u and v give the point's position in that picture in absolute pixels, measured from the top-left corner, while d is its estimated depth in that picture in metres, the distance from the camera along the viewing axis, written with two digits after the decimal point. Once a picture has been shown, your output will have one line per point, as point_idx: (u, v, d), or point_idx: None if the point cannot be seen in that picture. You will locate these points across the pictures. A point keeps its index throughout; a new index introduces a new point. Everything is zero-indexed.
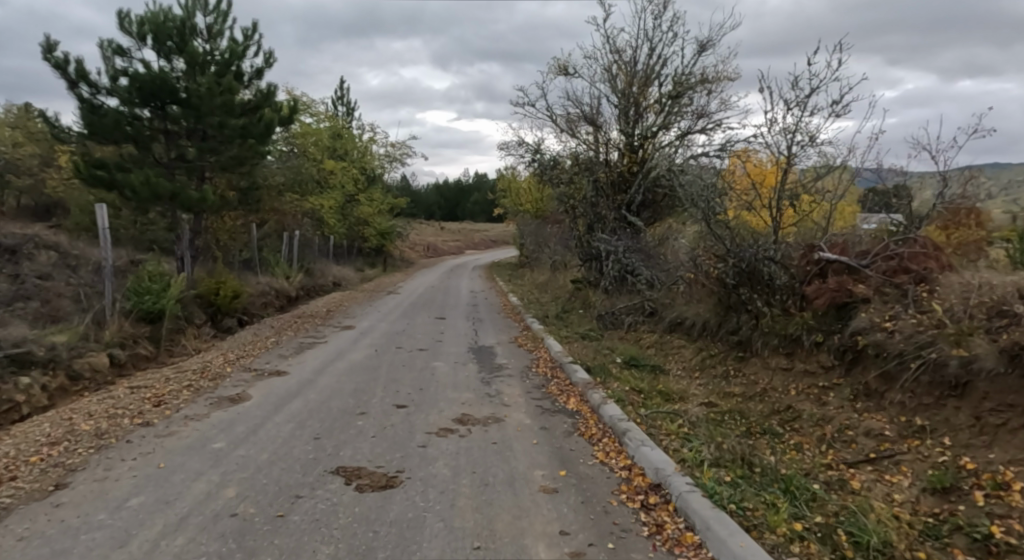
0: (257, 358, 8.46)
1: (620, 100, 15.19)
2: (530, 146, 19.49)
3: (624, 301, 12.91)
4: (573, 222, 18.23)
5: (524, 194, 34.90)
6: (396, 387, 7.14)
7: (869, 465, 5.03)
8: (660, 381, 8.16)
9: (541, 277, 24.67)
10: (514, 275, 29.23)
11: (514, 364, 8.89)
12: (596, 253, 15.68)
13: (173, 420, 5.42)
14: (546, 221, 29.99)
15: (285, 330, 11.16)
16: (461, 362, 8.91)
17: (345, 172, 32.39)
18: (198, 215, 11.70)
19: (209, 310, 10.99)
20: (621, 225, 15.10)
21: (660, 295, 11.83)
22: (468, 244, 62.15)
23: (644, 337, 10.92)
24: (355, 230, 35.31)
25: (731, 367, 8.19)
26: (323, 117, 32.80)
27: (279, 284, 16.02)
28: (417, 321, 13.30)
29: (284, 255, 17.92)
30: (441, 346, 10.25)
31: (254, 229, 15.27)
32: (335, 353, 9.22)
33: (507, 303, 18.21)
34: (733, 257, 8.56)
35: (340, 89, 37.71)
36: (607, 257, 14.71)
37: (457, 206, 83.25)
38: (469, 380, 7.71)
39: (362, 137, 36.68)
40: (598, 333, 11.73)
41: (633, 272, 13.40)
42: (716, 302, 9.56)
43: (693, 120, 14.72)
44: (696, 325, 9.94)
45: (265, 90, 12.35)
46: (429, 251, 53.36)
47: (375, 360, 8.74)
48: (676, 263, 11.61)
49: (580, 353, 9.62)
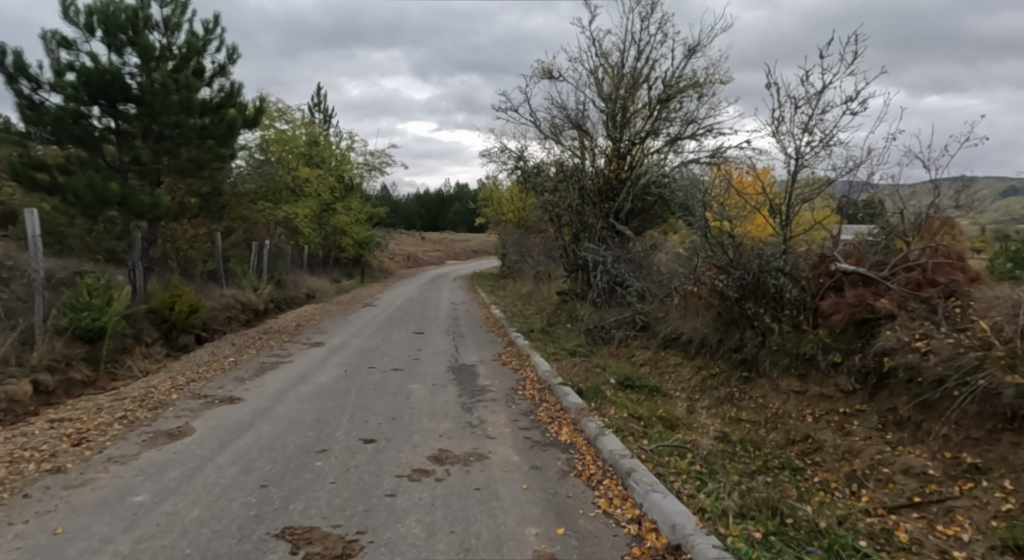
0: (210, 382, 7.55)
1: (606, 104, 14.53)
2: (513, 152, 18.79)
3: (613, 314, 12.21)
4: (558, 232, 17.53)
5: (506, 203, 34.38)
6: (364, 416, 6.31)
7: (914, 511, 4.32)
8: (659, 405, 7.43)
9: (524, 288, 23.97)
10: (497, 286, 28.52)
11: (498, 386, 8.09)
12: (583, 264, 14.98)
13: (90, 464, 4.54)
14: (528, 230, 29.39)
15: (247, 348, 10.24)
16: (440, 383, 8.11)
17: (321, 180, 31.48)
18: (153, 223, 10.77)
19: (163, 327, 10.05)
20: (608, 234, 14.44)
21: (652, 308, 11.14)
22: (449, 254, 61.36)
23: (637, 354, 10.20)
24: (333, 239, 34.36)
25: (736, 389, 7.47)
26: (299, 124, 31.89)
27: (246, 296, 15.08)
28: (394, 336, 12.47)
29: (253, 266, 16.98)
30: (419, 364, 9.44)
31: (220, 238, 14.33)
32: (300, 375, 8.34)
33: (490, 316, 17.42)
34: (737, 268, 7.76)
35: (317, 95, 36.90)
36: (594, 268, 14.01)
37: (438, 216, 82.44)
38: (448, 405, 6.90)
39: (340, 145, 35.84)
40: (587, 349, 10.98)
41: (622, 284, 12.71)
42: (715, 317, 8.86)
43: (683, 126, 14.08)
44: (693, 341, 9.25)
45: (228, 88, 11.48)
46: (410, 262, 52.45)
47: (344, 383, 7.88)
48: (669, 274, 10.93)
49: (570, 371, 8.88)
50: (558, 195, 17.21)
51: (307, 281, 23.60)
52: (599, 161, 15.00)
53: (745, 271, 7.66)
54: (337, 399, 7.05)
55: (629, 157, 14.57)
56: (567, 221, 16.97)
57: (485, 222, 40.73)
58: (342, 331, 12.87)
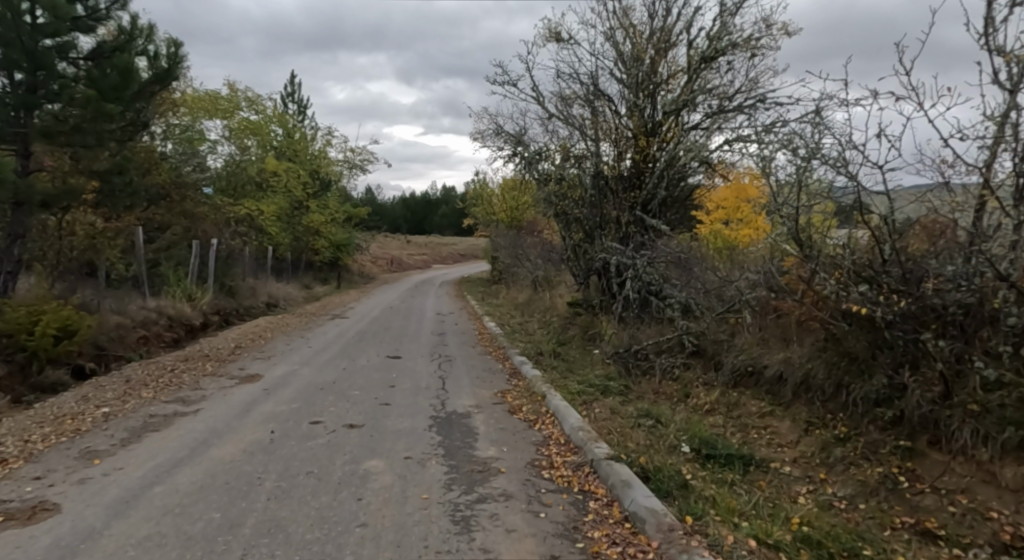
0: (27, 466, 4.52)
1: (628, 69, 11.64)
2: (511, 136, 15.88)
3: (648, 333, 9.37)
4: (565, 230, 14.63)
5: (497, 202, 31.95)
6: (268, 554, 3.34)
7: None
8: (776, 500, 4.54)
9: (520, 296, 21.08)
10: (489, 293, 25.81)
11: (509, 459, 5.15)
12: (601, 269, 12.09)
13: None
14: (523, 231, 26.89)
15: (142, 388, 7.16)
16: (419, 455, 5.16)
17: (292, 175, 28.44)
18: (22, 200, 7.85)
19: (18, 358, 7.01)
20: (633, 231, 11.59)
21: (707, 329, 8.27)
22: (436, 259, 58.41)
23: (696, 394, 7.31)
24: (306, 241, 31.26)
25: (902, 474, 4.58)
26: (268, 115, 28.89)
27: (178, 308, 12.05)
28: (364, 362, 9.54)
29: (193, 270, 13.95)
30: (391, 415, 6.48)
31: (142, 235, 11.34)
32: (199, 440, 5.34)
33: (484, 331, 14.46)
34: (900, 283, 4.80)
35: (290, 84, 33.98)
36: (617, 274, 11.14)
37: (424, 219, 79.42)
38: (428, 514, 3.96)
39: (314, 138, 32.84)
40: (621, 384, 8.07)
41: (658, 294, 9.89)
42: (828, 349, 5.97)
43: (729, 95, 11.14)
44: (788, 382, 6.37)
45: (129, 24, 8.47)
46: (394, 266, 49.46)
47: (260, 461, 4.88)
48: (732, 283, 8.06)
49: (613, 428, 5.97)
50: (571, 186, 14.29)
51: (271, 288, 20.57)
52: (619, 142, 12.10)
53: (907, 273, 4.81)
54: (237, 502, 4.06)
55: (660, 134, 11.59)
56: (580, 216, 14.06)
57: (474, 223, 37.89)
58: (295, 356, 9.91)
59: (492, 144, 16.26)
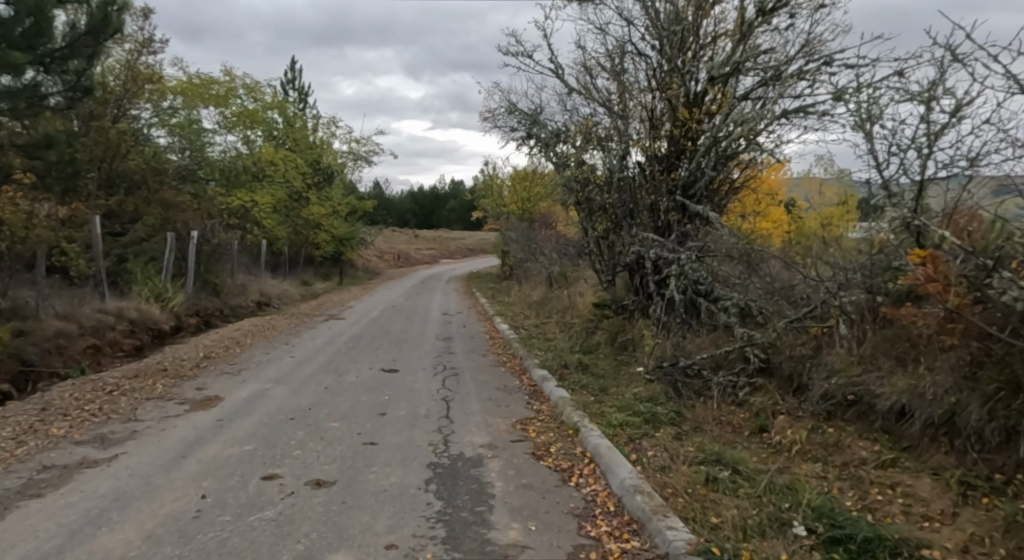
0: None
1: (663, 27, 9.80)
2: (528, 114, 14.19)
3: (701, 343, 7.68)
4: (589, 220, 12.94)
5: (508, 193, 30.35)
6: None
7: None
8: None
9: (534, 294, 19.40)
10: (500, 290, 24.18)
11: (540, 549, 3.45)
12: (633, 265, 10.36)
13: None
14: (535, 223, 25.27)
15: (55, 421, 5.52)
16: (408, 543, 3.48)
17: (290, 165, 26.93)
18: None
19: None
20: (673, 220, 9.86)
21: (780, 341, 6.52)
22: (445, 254, 56.89)
23: (775, 428, 5.57)
24: (305, 234, 29.65)
25: None
26: (264, 102, 27.41)
27: (143, 311, 10.47)
28: (351, 379, 7.88)
29: (167, 267, 12.38)
30: (374, 463, 4.79)
31: (100, 226, 10.10)
32: (90, 514, 3.68)
33: (497, 335, 12.78)
34: None
35: (291, 69, 32.41)
36: (654, 271, 9.41)
37: (432, 213, 77.84)
38: None
39: (315, 127, 31.27)
40: (673, 412, 6.36)
41: (708, 295, 8.21)
42: (986, 376, 4.18)
43: (788, 58, 9.29)
44: (918, 420, 4.59)
45: None
46: (401, 261, 47.90)
47: (164, 555, 3.22)
48: (814, 283, 6.29)
49: (683, 488, 4.27)
50: (597, 169, 12.59)
51: (264, 285, 19.00)
52: (653, 116, 10.29)
53: None
54: None
55: (705, 104, 9.78)
56: (606, 203, 12.36)
57: (483, 217, 36.23)
58: (271, 370, 8.27)
59: (505, 124, 14.60)
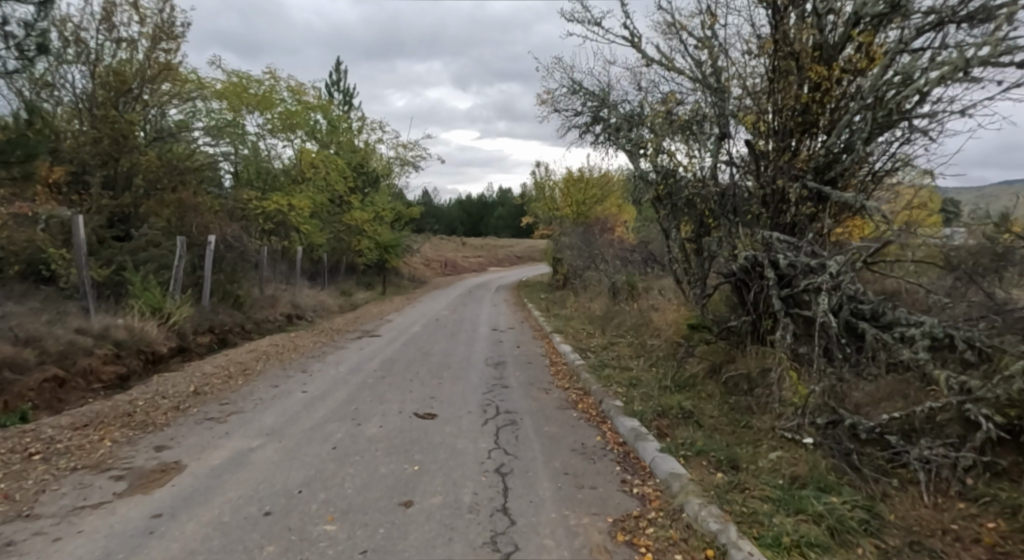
0: None
1: None
2: (596, 96, 12.17)
3: (874, 391, 5.36)
4: (674, 218, 10.93)
5: (562, 197, 28.23)
6: None
7: None
8: None
9: (595, 307, 17.10)
10: (555, 301, 21.99)
11: None
12: (743, 278, 8.02)
13: None
14: (592, 229, 23.03)
15: None
16: None
17: (331, 167, 25.43)
18: None
19: None
20: (803, 214, 7.47)
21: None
22: (492, 261, 55.06)
23: None
24: (346, 240, 28.11)
25: None
26: (306, 102, 25.95)
27: (135, 330, 8.66)
28: (371, 433, 5.79)
29: (175, 278, 10.65)
30: None
31: (83, 229, 8.44)
32: None
33: (560, 360, 10.56)
34: None
35: (335, 69, 31.05)
36: (780, 286, 7.07)
37: (479, 221, 76.27)
38: None
39: (357, 129, 29.76)
40: (866, 511, 4.01)
41: (873, 319, 5.90)
42: None
43: None
44: None
45: None
46: (448, 269, 46.22)
47: None
48: None
49: None
50: (681, 156, 10.64)
51: (297, 296, 17.28)
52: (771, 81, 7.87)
53: None
54: None
55: (847, 59, 7.32)
56: (695, 197, 10.02)
57: (534, 223, 34.14)
58: (268, 416, 6.23)
59: (568, 108, 12.48)
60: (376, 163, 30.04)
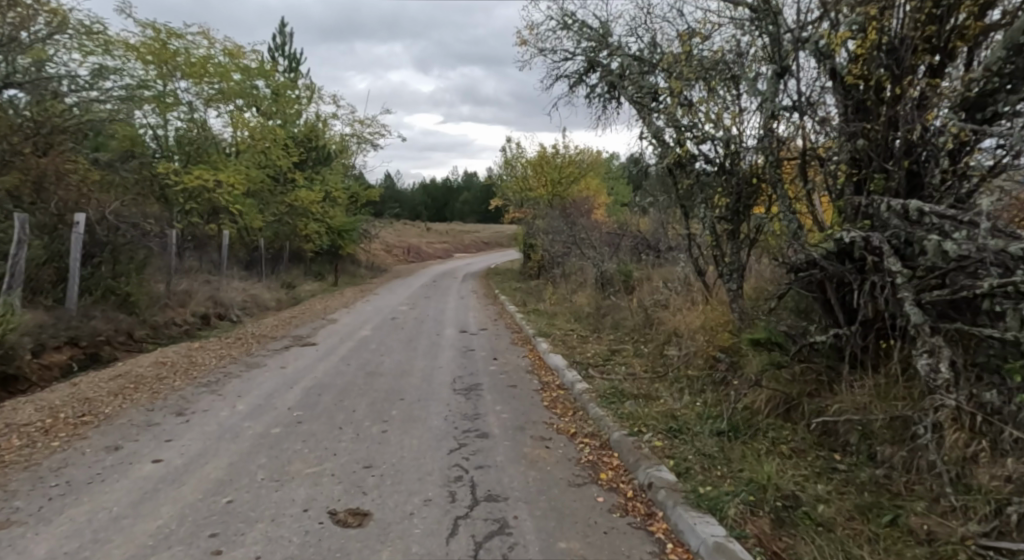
0: None
1: None
2: (593, 34, 9.39)
3: None
4: (701, 189, 8.29)
5: (535, 175, 25.45)
6: None
7: None
8: None
9: (581, 301, 14.48)
10: (530, 293, 19.29)
11: None
12: (828, 278, 5.45)
13: None
14: (572, 211, 20.38)
15: None
16: None
17: (272, 139, 22.13)
18: None
19: None
20: (940, 177, 4.91)
21: None
22: (457, 247, 52.07)
23: None
24: (291, 224, 24.79)
25: None
26: (244, 66, 22.52)
27: None
28: None
29: (12, 273, 7.59)
30: None
31: None
32: None
33: (553, 380, 7.89)
34: None
35: (279, 30, 27.45)
36: (918, 286, 4.51)
37: (444, 206, 72.95)
38: None
39: (303, 99, 26.32)
40: None
41: None
42: None
43: None
44: None
45: None
46: (410, 256, 43.04)
47: None
48: None
49: None
50: (708, 108, 7.99)
51: (219, 289, 14.17)
52: None
53: None
54: None
55: None
56: (735, 161, 7.43)
57: (504, 205, 31.26)
58: (44, 539, 3.34)
59: (557, 50, 9.70)
60: (326, 137, 26.74)
